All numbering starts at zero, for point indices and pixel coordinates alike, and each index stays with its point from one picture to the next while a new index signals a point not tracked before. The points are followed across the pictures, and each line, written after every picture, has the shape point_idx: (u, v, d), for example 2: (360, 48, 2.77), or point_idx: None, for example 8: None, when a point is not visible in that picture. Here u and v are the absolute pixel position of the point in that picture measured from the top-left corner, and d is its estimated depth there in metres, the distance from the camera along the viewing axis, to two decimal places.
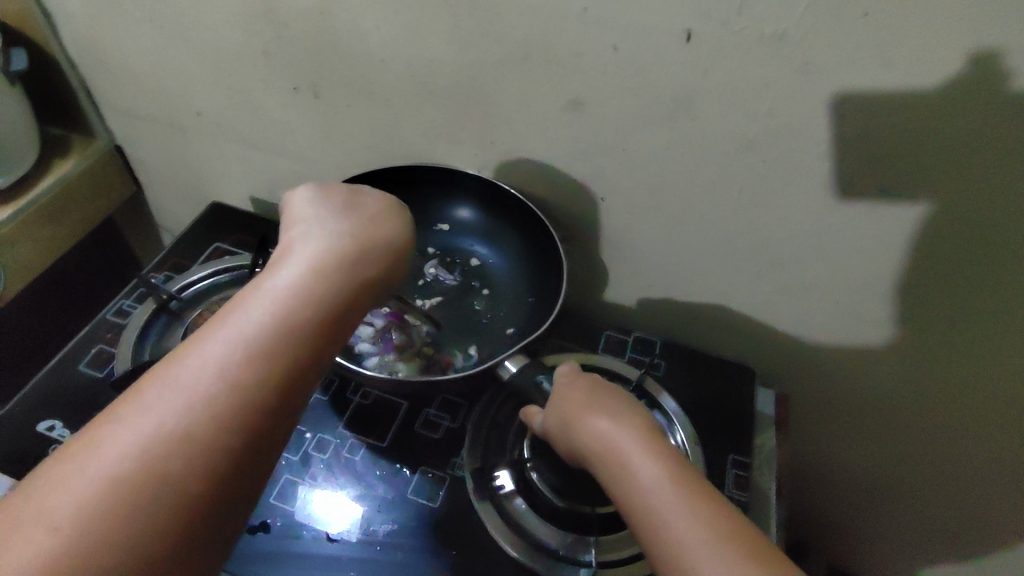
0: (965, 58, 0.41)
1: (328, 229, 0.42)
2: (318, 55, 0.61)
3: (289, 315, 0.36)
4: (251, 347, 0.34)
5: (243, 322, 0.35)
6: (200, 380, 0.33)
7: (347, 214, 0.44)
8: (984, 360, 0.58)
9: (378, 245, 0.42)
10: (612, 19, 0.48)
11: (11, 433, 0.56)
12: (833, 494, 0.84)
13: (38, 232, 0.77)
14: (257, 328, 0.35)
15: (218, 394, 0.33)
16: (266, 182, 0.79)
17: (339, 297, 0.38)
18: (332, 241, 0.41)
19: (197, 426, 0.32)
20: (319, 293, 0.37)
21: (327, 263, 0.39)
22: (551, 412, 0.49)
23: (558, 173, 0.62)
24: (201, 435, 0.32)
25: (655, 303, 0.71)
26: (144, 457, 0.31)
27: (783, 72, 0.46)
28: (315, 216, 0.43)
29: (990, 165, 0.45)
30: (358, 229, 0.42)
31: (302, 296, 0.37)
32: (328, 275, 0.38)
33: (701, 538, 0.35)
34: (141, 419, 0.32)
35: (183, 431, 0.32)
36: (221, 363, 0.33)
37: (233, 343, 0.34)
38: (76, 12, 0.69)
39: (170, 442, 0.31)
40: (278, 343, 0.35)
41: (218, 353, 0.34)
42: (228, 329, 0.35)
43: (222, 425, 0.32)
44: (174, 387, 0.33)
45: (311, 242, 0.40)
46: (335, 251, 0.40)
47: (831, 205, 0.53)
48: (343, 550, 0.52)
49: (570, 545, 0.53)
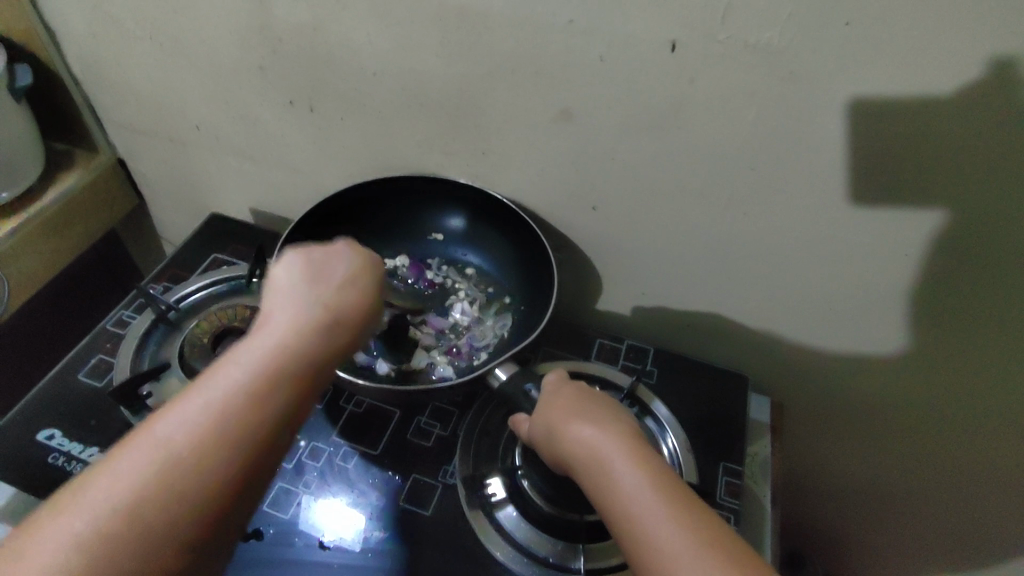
0: (945, 64, 0.42)
1: (317, 289, 0.40)
2: (313, 71, 0.62)
3: (246, 408, 0.34)
4: (235, 411, 0.34)
5: (195, 413, 0.33)
6: (158, 470, 0.32)
7: (326, 261, 0.43)
8: (975, 363, 0.58)
9: (351, 313, 0.40)
10: (598, 30, 0.48)
11: (11, 442, 0.57)
12: (830, 504, 0.83)
13: (42, 244, 0.79)
14: (216, 419, 0.33)
15: (207, 453, 0.32)
16: (264, 194, 0.80)
17: (300, 376, 0.36)
18: (314, 301, 0.39)
19: (168, 497, 0.31)
20: (298, 362, 0.36)
21: (291, 342, 0.37)
22: (537, 419, 0.50)
23: (549, 184, 0.62)
24: (157, 527, 0.31)
25: (647, 311, 0.71)
26: (112, 528, 0.31)
27: (768, 81, 0.47)
28: (303, 270, 0.42)
29: (974, 168, 0.46)
30: (340, 291, 0.41)
31: (264, 383, 0.35)
32: (295, 353, 0.36)
33: (683, 545, 0.35)
34: (94, 504, 0.31)
35: (142, 516, 0.31)
36: (180, 449, 0.32)
37: (211, 407, 0.33)
38: (79, 29, 0.70)
39: (121, 536, 0.31)
40: (237, 432, 0.33)
41: (174, 445, 0.32)
42: (185, 416, 0.33)
43: (177, 517, 0.31)
44: (158, 446, 0.32)
45: (286, 311, 0.38)
46: (310, 320, 0.38)
47: (815, 213, 0.53)
48: (335, 557, 0.52)
49: (560, 552, 0.53)
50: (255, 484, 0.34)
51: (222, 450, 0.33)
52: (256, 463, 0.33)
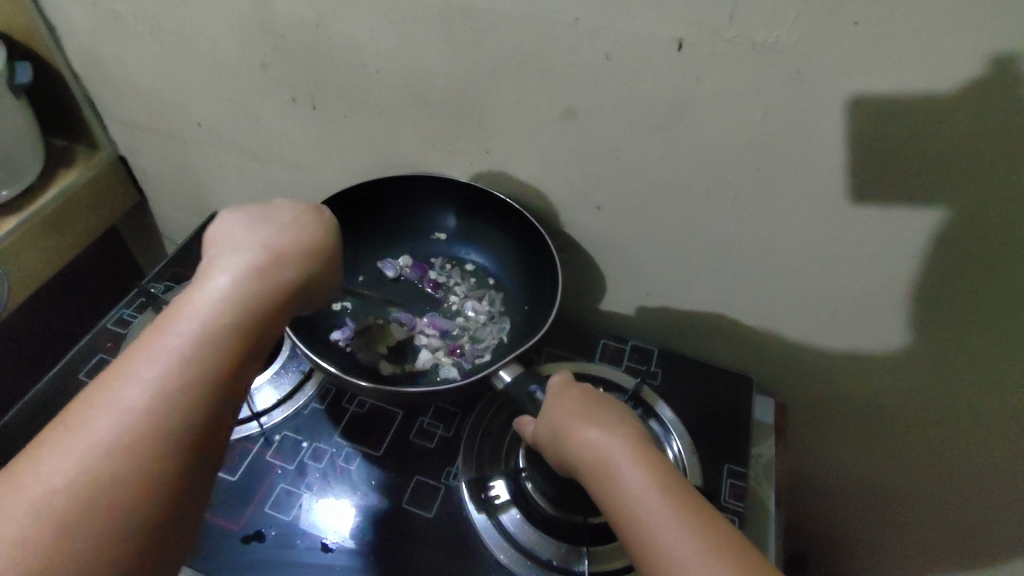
0: (955, 64, 0.41)
1: (261, 233, 0.40)
2: (315, 68, 0.62)
3: (191, 361, 0.33)
4: (191, 354, 0.34)
5: (136, 375, 0.33)
6: (105, 433, 0.31)
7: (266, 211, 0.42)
8: (982, 364, 0.57)
9: (298, 253, 0.40)
10: (603, 29, 0.48)
11: (12, 442, 0.57)
12: (834, 505, 0.83)
13: (42, 242, 0.79)
14: (162, 377, 0.33)
15: (169, 397, 0.32)
16: (266, 192, 0.80)
17: (255, 317, 0.36)
18: (258, 246, 0.39)
19: (133, 445, 0.31)
20: (252, 303, 0.36)
21: (236, 289, 0.36)
22: (543, 422, 0.49)
23: (552, 183, 0.62)
24: (110, 493, 0.31)
25: (651, 311, 0.71)
26: (81, 481, 0.30)
27: (774, 80, 0.46)
28: (245, 224, 0.40)
29: (982, 169, 0.45)
30: (285, 232, 0.41)
31: (219, 326, 0.35)
32: (245, 296, 0.36)
33: (691, 548, 0.35)
34: (43, 478, 0.30)
35: (110, 465, 0.31)
36: (142, 398, 0.32)
37: (168, 352, 0.33)
38: (79, 25, 0.70)
39: (88, 498, 0.30)
40: (182, 386, 0.33)
41: (121, 406, 0.32)
42: (128, 379, 0.33)
43: (128, 481, 0.31)
44: (116, 400, 0.32)
45: (229, 261, 0.38)
46: (253, 264, 0.38)
47: (822, 213, 0.53)
48: (337, 559, 0.52)
49: (564, 555, 0.53)
50: (211, 435, 0.34)
51: (170, 407, 0.32)
52: (207, 413, 0.33)
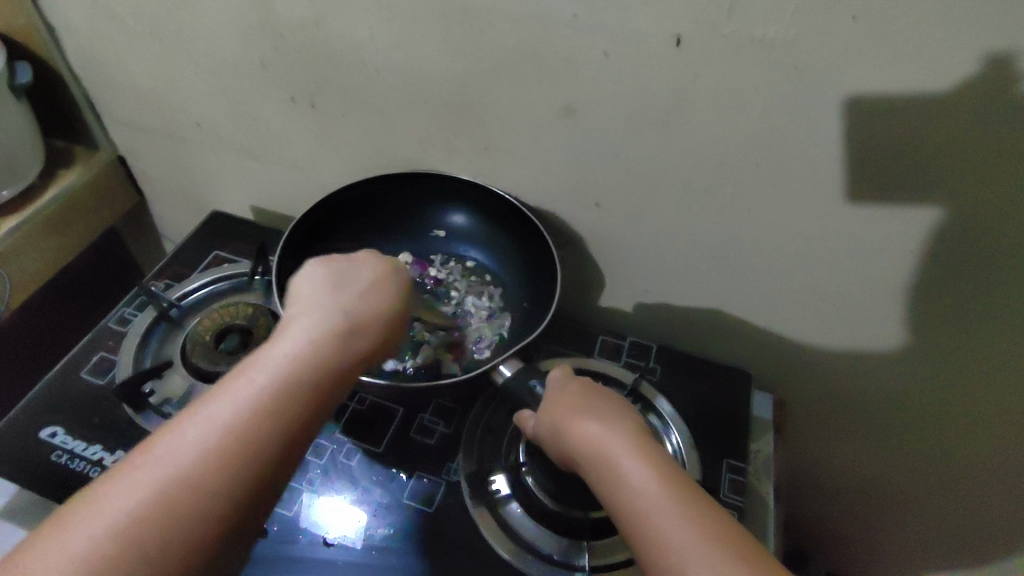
0: (952, 58, 0.41)
1: (343, 297, 0.41)
2: (315, 67, 0.62)
3: (262, 417, 0.34)
4: (261, 408, 0.34)
5: (205, 425, 0.33)
6: (170, 482, 0.32)
7: (348, 274, 0.43)
8: (980, 359, 0.58)
9: (374, 319, 0.41)
10: (602, 25, 0.48)
11: (14, 440, 0.57)
12: (833, 501, 0.83)
13: (43, 242, 0.79)
14: (233, 431, 0.33)
15: (234, 447, 0.33)
16: (266, 191, 0.80)
17: (325, 380, 0.37)
18: (337, 310, 0.40)
19: (194, 492, 0.32)
20: (324, 365, 0.37)
21: (310, 351, 0.37)
22: (542, 416, 0.50)
23: (551, 180, 0.62)
24: (165, 538, 0.31)
25: (650, 308, 0.71)
26: (139, 521, 0.30)
27: (772, 77, 0.46)
28: (329, 282, 0.42)
29: (978, 164, 0.46)
30: (365, 298, 0.42)
31: (289, 385, 0.35)
32: (318, 358, 0.37)
33: (690, 539, 0.35)
34: (101, 519, 0.30)
35: (169, 510, 0.31)
36: (208, 446, 0.33)
37: (238, 404, 0.34)
38: (79, 25, 0.70)
39: (142, 540, 0.30)
40: (250, 442, 0.33)
41: (186, 454, 0.32)
42: (198, 426, 0.33)
43: (180, 535, 0.31)
44: (183, 444, 0.33)
45: (312, 320, 0.39)
46: (331, 328, 0.39)
47: (819, 209, 0.53)
48: (339, 555, 0.52)
49: (564, 549, 0.53)
50: (265, 493, 0.34)
51: (235, 461, 0.33)
52: (268, 474, 0.34)
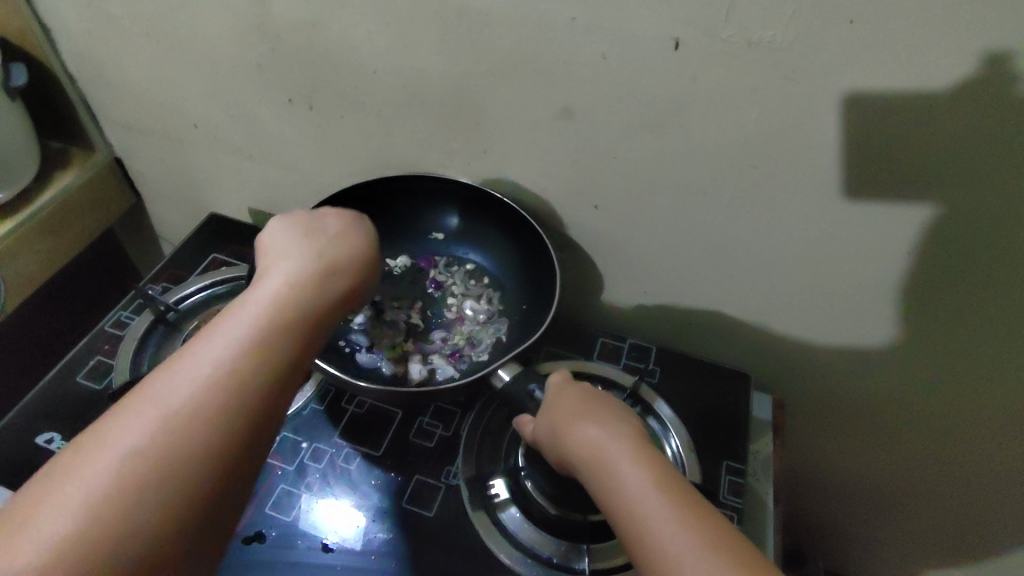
0: (948, 61, 0.41)
1: (315, 242, 0.44)
2: (312, 69, 0.61)
3: (262, 336, 0.35)
4: (259, 330, 0.36)
5: (208, 349, 0.34)
6: (172, 407, 0.32)
7: (315, 224, 0.46)
8: (977, 359, 0.58)
9: (349, 258, 0.44)
10: (600, 28, 0.48)
11: (10, 446, 0.57)
12: (832, 501, 0.83)
13: (38, 244, 0.78)
14: (224, 358, 0.34)
15: (240, 364, 0.34)
16: (263, 193, 0.80)
17: (313, 307, 0.39)
18: (313, 253, 0.42)
19: (207, 406, 0.32)
20: (310, 294, 0.39)
21: (295, 285, 0.39)
22: (542, 421, 0.50)
23: (549, 182, 0.62)
24: (186, 451, 0.31)
25: (648, 309, 0.71)
26: (158, 439, 0.31)
27: (770, 79, 0.46)
28: (292, 232, 0.44)
29: (975, 166, 0.46)
30: (337, 241, 0.44)
31: (283, 311, 0.37)
32: (303, 290, 0.39)
33: (688, 542, 0.35)
34: (117, 441, 0.30)
35: (187, 425, 0.31)
36: (214, 365, 0.33)
37: (239, 328, 0.35)
38: (74, 27, 0.69)
39: (164, 455, 0.30)
40: (240, 366, 0.34)
41: (194, 375, 0.33)
42: (195, 355, 0.34)
43: (200, 446, 0.31)
44: (187, 369, 0.33)
45: (289, 262, 0.41)
46: (310, 267, 0.41)
47: (818, 211, 0.53)
48: (338, 559, 0.52)
49: (563, 553, 0.53)
50: (281, 393, 0.35)
51: (230, 383, 0.33)
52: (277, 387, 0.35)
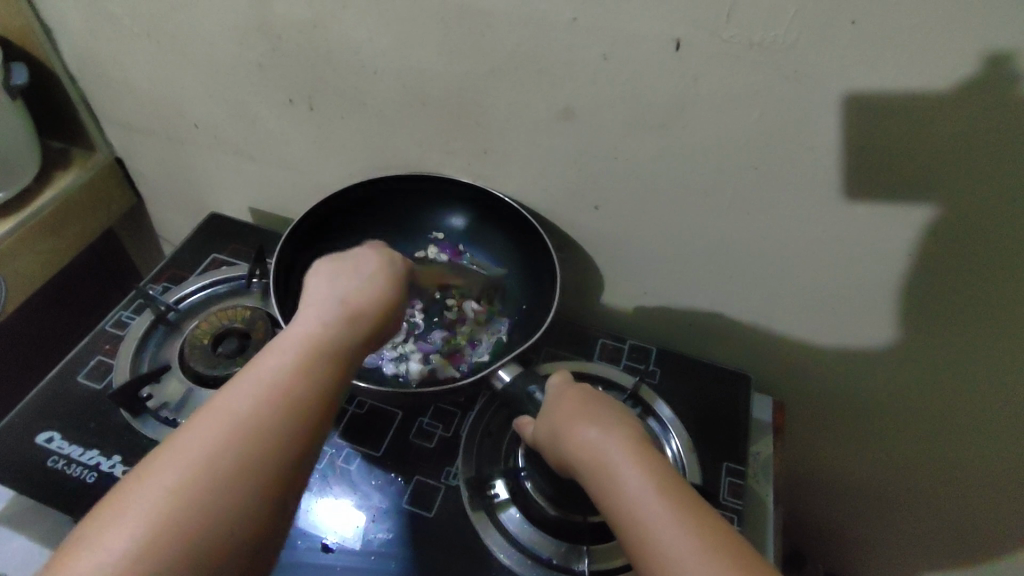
0: (949, 62, 0.41)
1: (346, 284, 0.43)
2: (313, 69, 0.61)
3: (292, 392, 0.35)
4: (290, 385, 0.35)
5: (238, 405, 0.34)
6: (203, 465, 0.32)
7: (347, 263, 0.45)
8: (977, 361, 0.58)
9: (376, 303, 0.43)
10: (601, 29, 0.48)
11: (10, 446, 0.57)
12: (832, 503, 0.83)
13: (39, 244, 0.78)
14: (255, 415, 0.34)
15: (269, 421, 0.34)
16: (264, 193, 0.80)
17: (342, 357, 0.38)
18: (343, 295, 0.42)
19: (239, 466, 0.32)
20: (339, 343, 0.39)
21: (325, 333, 0.39)
22: (542, 422, 0.50)
23: (550, 183, 0.62)
24: (217, 510, 0.31)
25: (649, 310, 0.71)
26: (190, 497, 0.31)
27: (772, 80, 0.46)
28: (331, 276, 0.43)
29: (976, 168, 0.46)
30: (367, 283, 0.44)
31: (312, 363, 0.37)
32: (333, 339, 0.39)
33: (688, 546, 0.35)
34: (151, 497, 0.31)
35: (218, 484, 0.32)
36: (245, 422, 0.34)
37: (268, 384, 0.35)
38: (75, 26, 0.69)
39: (195, 516, 0.31)
40: (271, 432, 0.34)
41: (225, 432, 0.33)
42: (227, 409, 0.34)
43: (232, 506, 0.32)
44: (219, 423, 0.34)
45: (319, 306, 0.41)
46: (340, 312, 0.40)
47: (819, 212, 0.53)
48: (338, 559, 0.52)
49: (563, 554, 0.53)
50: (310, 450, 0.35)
51: (261, 451, 0.33)
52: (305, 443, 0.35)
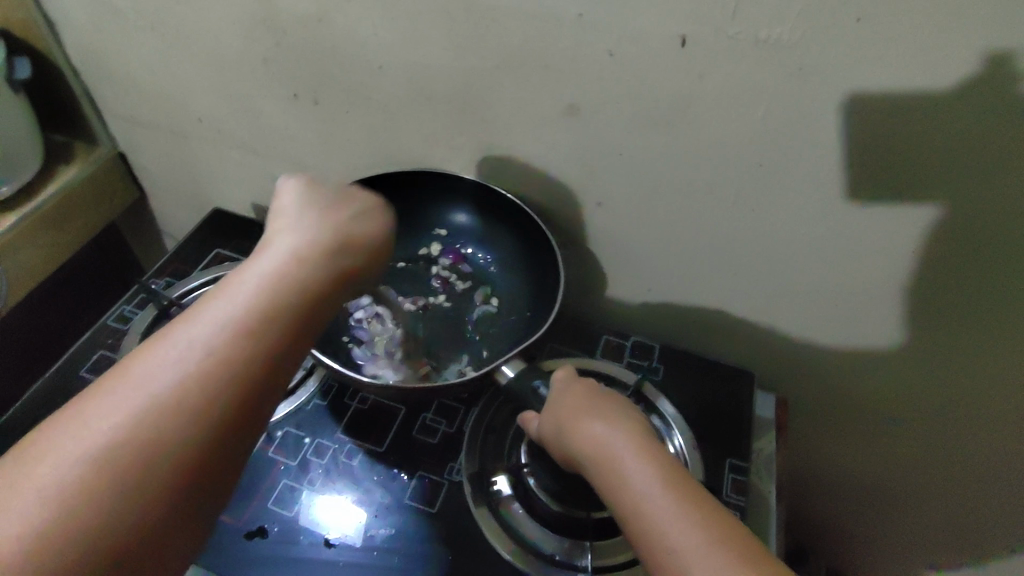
0: (956, 60, 0.41)
1: (322, 220, 0.41)
2: (317, 63, 0.61)
3: (250, 321, 0.34)
4: (247, 315, 0.34)
5: (193, 332, 0.34)
6: (153, 389, 0.32)
7: (329, 201, 0.44)
8: (983, 358, 0.58)
9: (351, 240, 0.41)
10: (607, 24, 0.48)
11: (13, 439, 0.57)
12: (836, 500, 0.83)
13: (41, 238, 0.78)
14: (207, 341, 0.33)
15: (223, 350, 0.33)
16: (268, 189, 0.80)
17: (308, 290, 0.37)
18: (318, 230, 0.40)
19: (188, 391, 0.32)
20: (306, 275, 0.37)
21: (291, 265, 0.37)
22: (546, 418, 0.50)
23: (554, 179, 0.62)
24: (163, 432, 0.31)
25: (652, 307, 0.71)
26: (138, 419, 0.31)
27: (778, 76, 0.46)
28: (313, 210, 0.42)
29: (983, 166, 0.46)
30: (345, 221, 0.42)
31: (273, 293, 0.36)
32: (301, 271, 0.37)
33: (694, 540, 0.35)
34: (99, 418, 0.31)
35: (166, 407, 0.31)
36: (199, 350, 0.33)
37: (225, 313, 0.34)
38: (79, 20, 0.69)
39: (139, 437, 0.31)
40: (224, 359, 0.33)
41: (179, 359, 0.33)
42: (184, 335, 0.33)
43: (178, 430, 0.31)
44: (172, 350, 0.33)
45: (289, 239, 0.39)
46: (312, 245, 0.39)
47: (825, 209, 0.53)
48: (340, 555, 0.52)
49: (566, 550, 0.53)
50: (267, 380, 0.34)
51: (213, 377, 0.32)
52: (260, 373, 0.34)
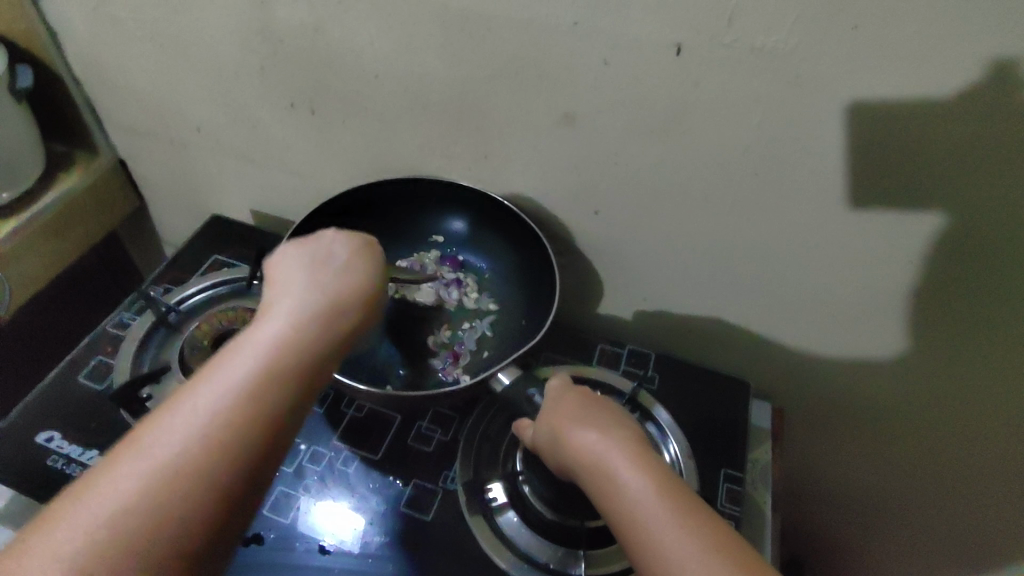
0: (952, 69, 0.41)
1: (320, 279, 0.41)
2: (315, 71, 0.62)
3: (248, 394, 0.33)
4: (247, 390, 0.33)
5: (194, 406, 0.32)
6: (155, 465, 0.31)
7: (321, 256, 0.43)
8: (980, 368, 0.57)
9: (348, 292, 0.40)
10: (602, 33, 0.48)
11: (11, 446, 0.57)
12: (831, 511, 0.83)
13: (41, 245, 0.79)
14: (208, 416, 0.32)
15: (225, 425, 0.32)
16: (265, 196, 0.80)
17: (305, 356, 0.36)
18: (316, 291, 0.40)
19: (188, 472, 0.31)
20: (305, 341, 0.36)
21: (289, 331, 0.36)
22: (541, 426, 0.50)
23: (551, 188, 0.62)
24: (163, 512, 0.30)
25: (649, 315, 0.71)
26: (142, 499, 0.30)
27: (773, 87, 0.46)
28: (309, 269, 0.41)
29: (977, 176, 0.46)
30: (340, 277, 0.41)
31: (272, 364, 0.34)
32: (299, 338, 0.36)
33: (689, 549, 0.35)
34: (101, 499, 0.30)
35: (168, 489, 0.30)
36: (198, 425, 0.32)
37: (225, 387, 0.33)
38: (80, 29, 0.70)
39: (139, 520, 0.29)
40: (225, 436, 0.32)
41: (178, 437, 0.31)
42: (183, 411, 0.32)
43: (180, 511, 0.30)
44: (172, 427, 0.32)
45: (287, 303, 0.38)
46: (310, 309, 0.38)
47: (819, 220, 0.53)
48: (335, 562, 0.52)
49: (560, 558, 0.53)
50: (268, 457, 0.33)
51: (212, 456, 0.31)
52: (261, 448, 0.33)
